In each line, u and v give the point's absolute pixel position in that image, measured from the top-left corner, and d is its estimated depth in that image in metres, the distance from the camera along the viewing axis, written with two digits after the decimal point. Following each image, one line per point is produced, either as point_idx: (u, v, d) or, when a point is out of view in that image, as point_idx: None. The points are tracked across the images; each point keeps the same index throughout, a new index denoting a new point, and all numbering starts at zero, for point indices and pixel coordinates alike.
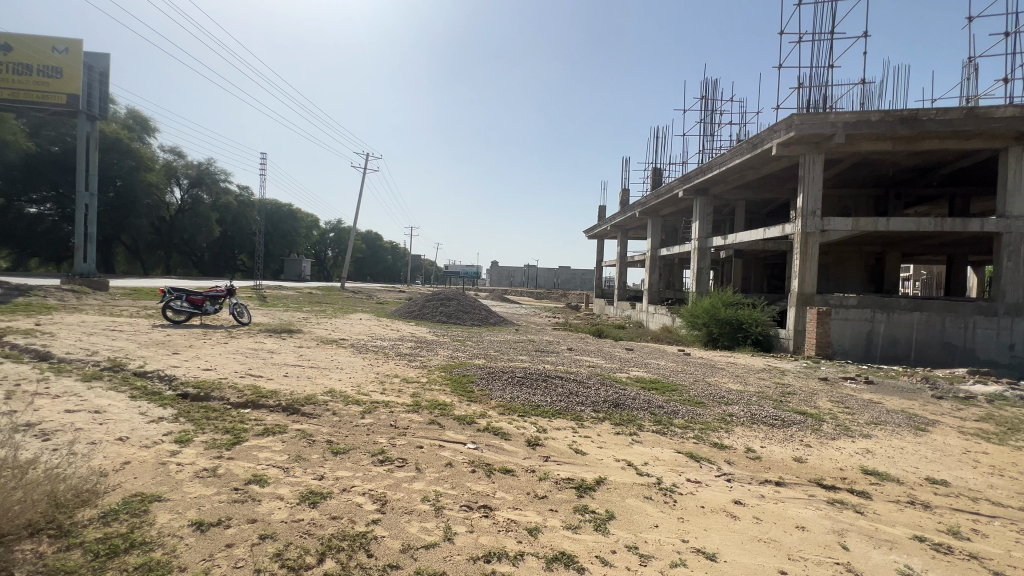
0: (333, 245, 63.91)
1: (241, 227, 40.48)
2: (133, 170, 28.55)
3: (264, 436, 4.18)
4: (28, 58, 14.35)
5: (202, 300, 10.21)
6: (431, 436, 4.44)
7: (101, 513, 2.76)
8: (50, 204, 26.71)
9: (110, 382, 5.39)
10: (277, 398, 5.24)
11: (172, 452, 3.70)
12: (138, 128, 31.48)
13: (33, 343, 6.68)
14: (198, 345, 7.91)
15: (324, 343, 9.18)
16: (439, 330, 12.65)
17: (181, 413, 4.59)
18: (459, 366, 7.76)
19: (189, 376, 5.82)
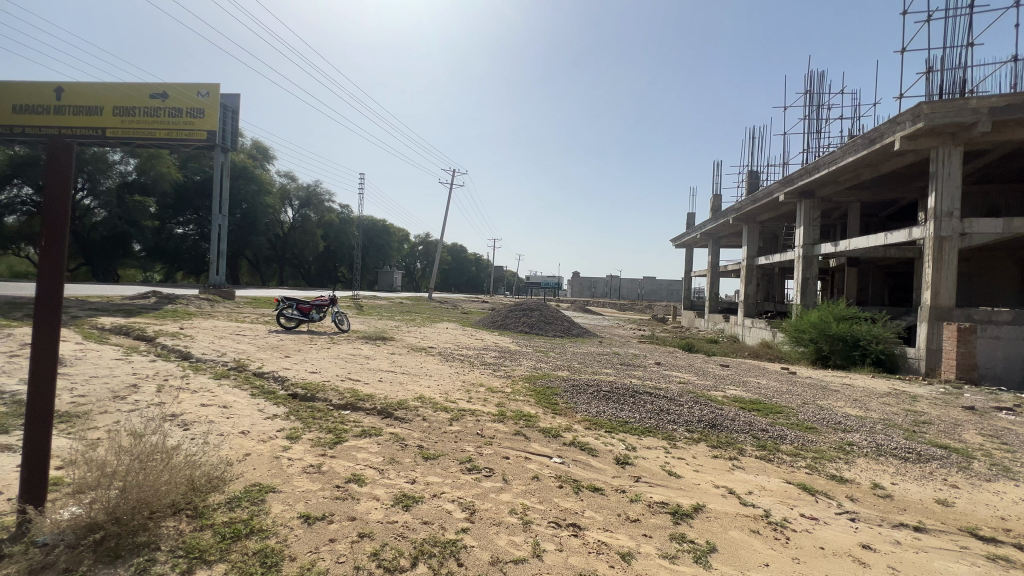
0: (422, 257, 67.58)
1: (342, 242, 44.18)
2: (256, 194, 32.67)
3: (362, 438, 4.44)
4: (178, 102, 16.89)
5: (309, 308, 11.23)
6: (517, 447, 4.42)
7: (227, 499, 3.08)
8: (192, 225, 31.24)
9: (235, 380, 6.08)
10: (373, 402, 5.56)
11: (284, 447, 4.05)
12: (260, 157, 35.94)
13: (178, 344, 7.75)
14: (305, 350, 8.69)
15: (414, 350, 9.62)
16: (522, 340, 12.72)
17: (292, 412, 5.04)
18: (543, 378, 7.69)
19: (299, 378, 6.38)
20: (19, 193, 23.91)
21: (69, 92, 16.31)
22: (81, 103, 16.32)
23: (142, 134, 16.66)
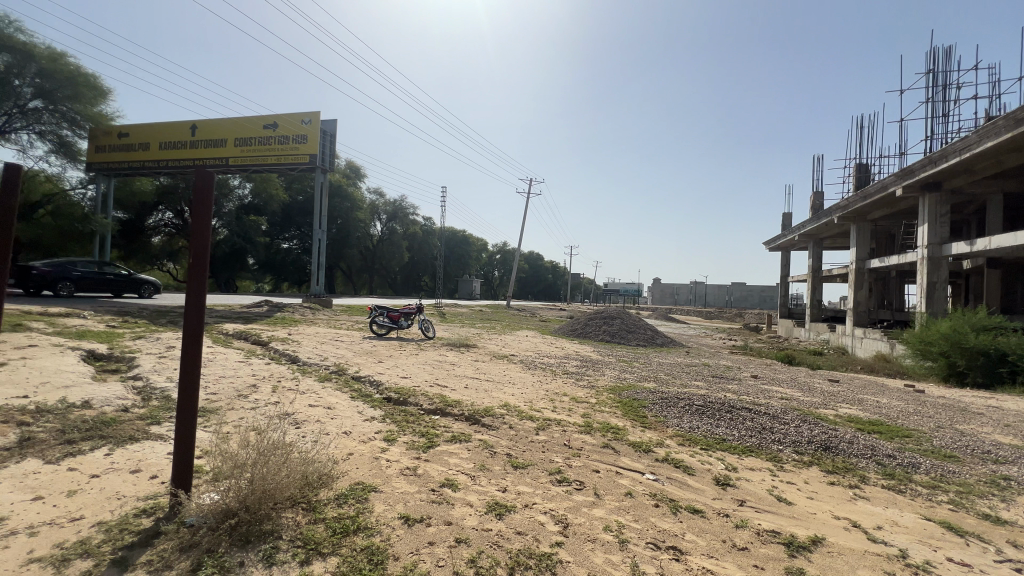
0: (500, 266, 68.87)
1: (425, 252, 46.38)
2: (349, 210, 35.42)
3: (453, 443, 4.57)
4: (285, 129, 18.64)
5: (398, 316, 11.88)
6: (607, 460, 4.28)
7: (336, 495, 3.31)
8: (296, 240, 34.55)
9: (336, 383, 6.55)
10: (460, 408, 5.72)
11: (383, 448, 4.28)
12: (353, 176, 38.97)
13: (288, 349, 8.54)
14: (396, 355, 9.18)
15: (496, 358, 9.76)
16: (604, 349, 12.42)
17: (387, 415, 5.31)
18: (628, 389, 7.41)
19: (392, 383, 6.74)
20: (163, 217, 27.97)
21: (200, 128, 19.27)
22: (209, 136, 19.15)
23: (256, 161, 18.73)
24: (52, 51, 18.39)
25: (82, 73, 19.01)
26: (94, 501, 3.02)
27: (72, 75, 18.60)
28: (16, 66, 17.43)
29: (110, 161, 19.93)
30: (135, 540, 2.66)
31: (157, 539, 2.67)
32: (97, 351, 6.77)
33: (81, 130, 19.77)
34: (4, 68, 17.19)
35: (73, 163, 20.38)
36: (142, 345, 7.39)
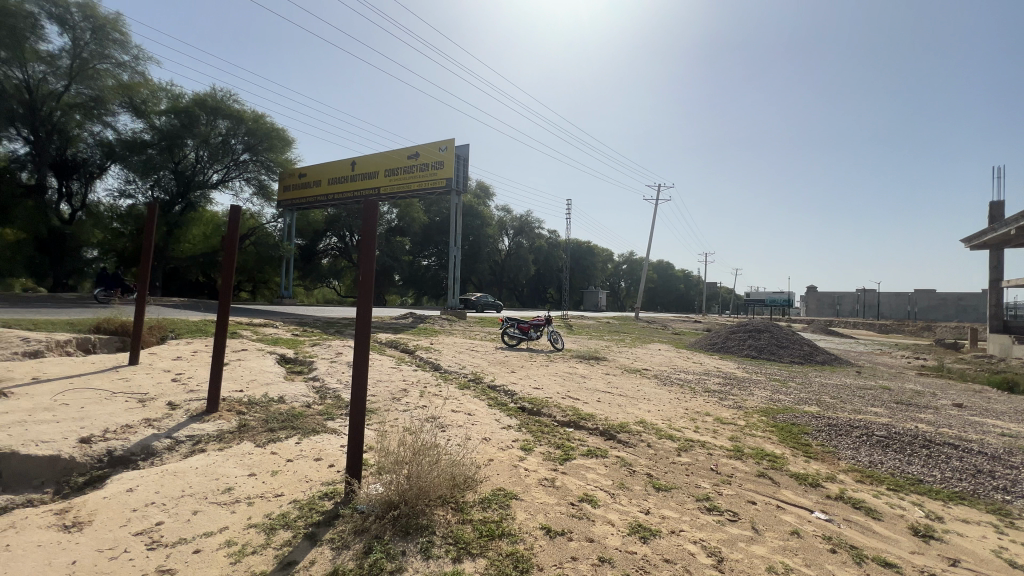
0: (626, 277, 66.90)
1: (551, 264, 47.07)
2: (480, 227, 37.71)
3: (589, 457, 4.50)
4: (426, 158, 20.45)
5: (528, 327, 12.21)
6: (764, 491, 3.82)
7: (480, 499, 3.47)
8: (434, 257, 37.85)
9: (474, 391, 6.93)
10: (594, 422, 5.62)
11: (520, 457, 4.39)
12: (483, 195, 41.43)
13: (431, 357, 9.30)
14: (527, 366, 9.39)
15: (628, 372, 9.40)
16: (750, 366, 11.19)
17: (523, 424, 5.45)
18: (785, 412, 6.54)
19: (525, 393, 6.90)
20: (330, 242, 32.87)
21: (359, 164, 22.29)
22: (366, 170, 22.05)
23: (404, 188, 20.93)
24: (256, 114, 23.01)
25: (275, 129, 23.49)
26: (291, 482, 3.62)
27: (269, 131, 23.11)
28: (232, 130, 22.18)
29: (293, 198, 24.16)
30: (321, 518, 3.10)
31: (336, 520, 3.07)
32: (287, 355, 8.16)
33: (273, 175, 24.44)
34: (225, 132, 21.99)
35: (268, 203, 25.23)
36: (318, 351, 8.71)
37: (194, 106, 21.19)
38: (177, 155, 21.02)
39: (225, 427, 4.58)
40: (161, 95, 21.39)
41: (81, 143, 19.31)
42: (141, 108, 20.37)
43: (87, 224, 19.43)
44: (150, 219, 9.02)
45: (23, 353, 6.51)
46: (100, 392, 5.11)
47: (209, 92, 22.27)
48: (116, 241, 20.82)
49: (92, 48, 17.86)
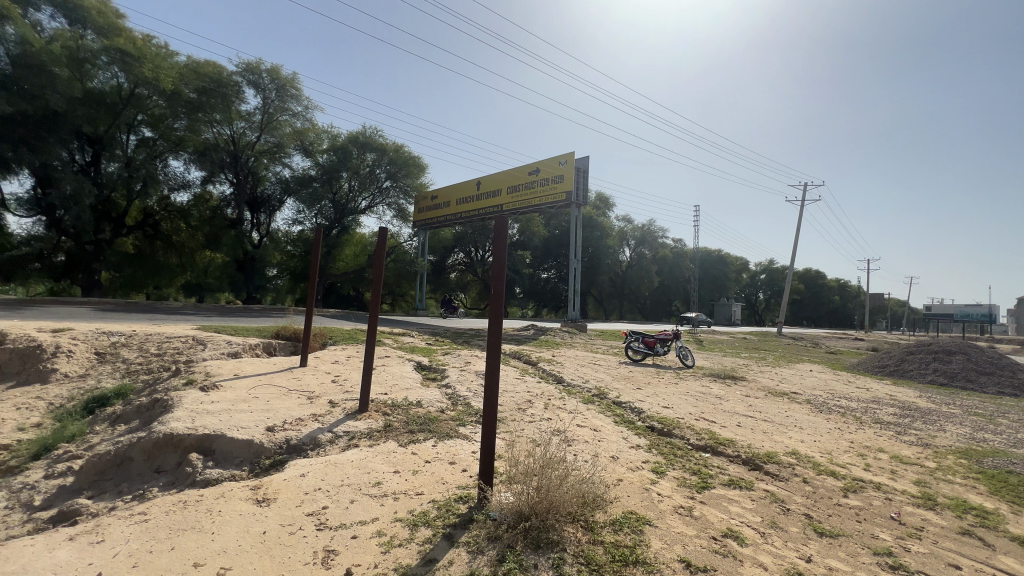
0: (765, 288, 60.21)
1: (676, 275, 44.42)
2: (599, 239, 37.25)
3: (731, 488, 4.07)
4: (546, 172, 20.76)
5: (654, 342, 11.64)
6: (971, 555, 3.06)
7: (610, 520, 3.34)
8: (553, 270, 38.24)
9: (599, 406, 6.76)
10: (735, 448, 5.08)
11: (652, 480, 4.14)
12: (602, 207, 40.89)
13: (554, 370, 9.33)
14: (654, 383, 8.88)
15: (773, 395, 8.35)
16: (938, 396, 9.16)
17: (653, 445, 5.14)
18: (994, 457, 5.20)
19: (654, 412, 6.53)
20: (457, 257, 35.18)
21: (483, 183, 23.58)
22: (490, 189, 23.24)
23: (525, 204, 21.57)
24: (396, 145, 25.85)
25: (411, 157, 26.13)
26: (429, 482, 3.88)
27: (407, 159, 25.83)
28: (377, 160, 25.15)
29: (427, 218, 26.40)
30: (457, 521, 3.25)
31: (471, 524, 3.20)
32: (423, 362, 8.85)
33: (410, 199, 27.10)
34: (371, 163, 25.04)
35: (405, 224, 28.03)
36: (449, 359, 9.32)
37: (348, 143, 24.47)
38: (335, 187, 24.55)
39: (374, 426, 5.10)
40: (324, 136, 25.11)
41: (267, 182, 23.54)
42: (309, 149, 24.25)
43: (269, 247, 23.46)
44: (316, 242, 10.58)
45: (227, 353, 8.06)
46: (280, 388, 6.07)
47: (360, 131, 25.60)
48: (290, 261, 25.57)
49: (276, 103, 21.68)
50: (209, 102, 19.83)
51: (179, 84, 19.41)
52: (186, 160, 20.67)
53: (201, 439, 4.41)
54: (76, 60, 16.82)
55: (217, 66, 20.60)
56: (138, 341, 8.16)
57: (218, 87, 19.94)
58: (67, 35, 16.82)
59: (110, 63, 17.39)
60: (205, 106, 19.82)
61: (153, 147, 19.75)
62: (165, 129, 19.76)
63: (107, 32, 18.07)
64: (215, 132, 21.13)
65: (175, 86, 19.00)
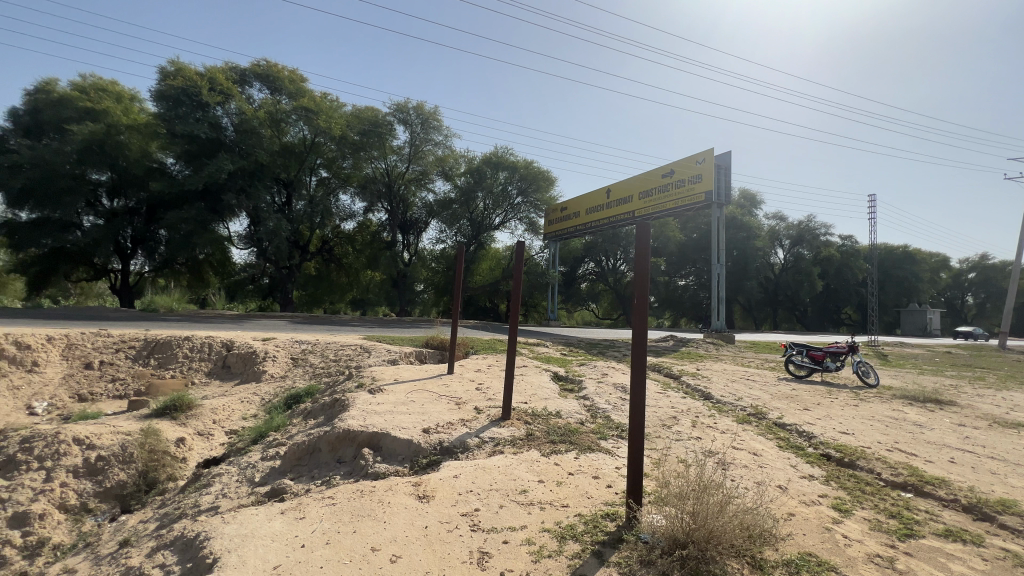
0: (976, 289, 48.21)
1: (845, 277, 38.05)
2: (745, 241, 33.84)
3: (950, 540, 3.27)
4: (682, 173, 19.53)
5: (822, 355, 10.17)
6: None
7: (784, 560, 2.92)
8: (692, 277, 35.40)
9: (757, 428, 6.04)
10: (951, 491, 4.09)
11: (835, 519, 3.52)
12: (747, 204, 37.12)
13: (699, 384, 8.64)
14: (826, 404, 7.64)
15: (1002, 426, 6.55)
16: None
17: (831, 477, 4.41)
18: None
19: (829, 438, 5.61)
20: (588, 267, 34.92)
21: (613, 190, 23.18)
22: (620, 196, 22.72)
23: (659, 208, 20.57)
24: (526, 161, 26.86)
25: (541, 172, 26.96)
26: (573, 495, 3.84)
27: (536, 174, 26.71)
28: (509, 177, 26.41)
29: (557, 230, 26.78)
30: (606, 538, 3.16)
31: (622, 544, 3.08)
32: (560, 373, 8.90)
33: (540, 212, 27.90)
34: (504, 180, 26.34)
35: (536, 237, 28.83)
36: (585, 371, 9.23)
37: (483, 164, 26.07)
38: (472, 206, 26.40)
39: (517, 434, 5.26)
40: (462, 160, 27.09)
41: (415, 207, 26.24)
42: (449, 173, 26.42)
43: (417, 265, 26.16)
44: (458, 258, 11.43)
45: (387, 360, 9.12)
46: (432, 394, 6.63)
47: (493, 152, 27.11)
48: (436, 276, 27.56)
49: (421, 135, 24.17)
50: (368, 142, 22.86)
51: (346, 129, 22.76)
52: (352, 193, 24.34)
53: (371, 435, 5.01)
54: (275, 121, 20.68)
55: (375, 110, 23.65)
56: (321, 348, 9.67)
57: (375, 128, 22.93)
58: (269, 102, 20.80)
59: (298, 119, 21.17)
60: (366, 146, 22.89)
61: (328, 185, 23.64)
62: (337, 169, 23.45)
63: (296, 94, 22.09)
64: (374, 167, 24.23)
65: (343, 132, 22.38)
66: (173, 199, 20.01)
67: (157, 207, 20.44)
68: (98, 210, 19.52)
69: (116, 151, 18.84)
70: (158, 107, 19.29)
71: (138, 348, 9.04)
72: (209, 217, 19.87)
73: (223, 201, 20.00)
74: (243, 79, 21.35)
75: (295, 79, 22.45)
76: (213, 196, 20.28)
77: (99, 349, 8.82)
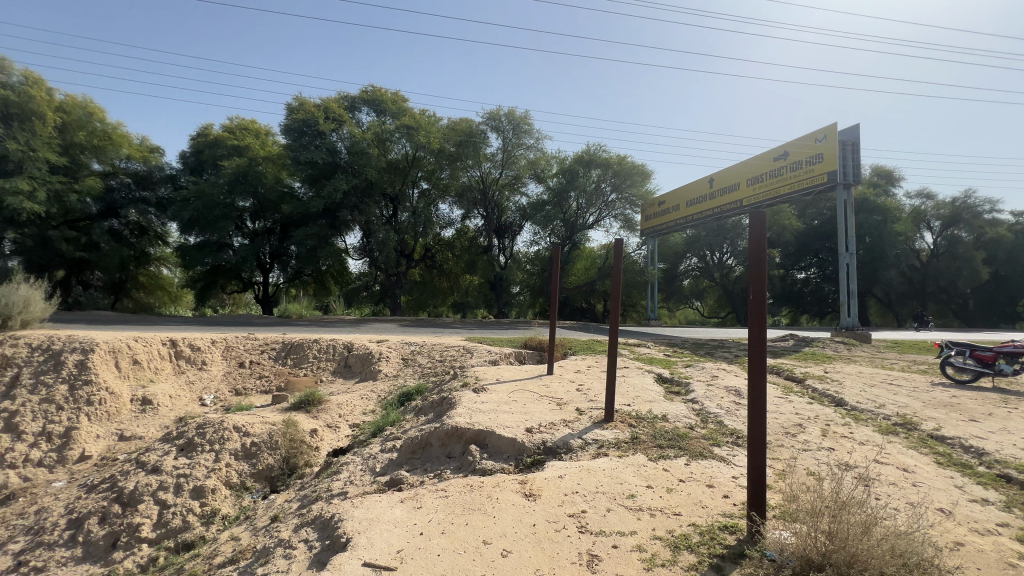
0: None
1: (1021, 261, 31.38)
2: (880, 225, 29.52)
3: None
4: (799, 154, 17.57)
5: (992, 357, 8.49)
6: None
7: None
8: (813, 268, 31.55)
9: (908, 440, 5.21)
10: None
11: (1021, 555, 2.92)
12: (882, 182, 32.32)
13: (829, 388, 7.70)
14: (1001, 415, 6.36)
15: None
16: None
17: (1012, 503, 3.67)
18: None
19: (1007, 456, 4.66)
20: (690, 263, 32.89)
21: (717, 179, 21.62)
22: (725, 185, 21.11)
23: (771, 195, 18.74)
24: (619, 157, 26.16)
25: (635, 166, 26.11)
26: (686, 503, 3.64)
27: (630, 169, 25.93)
28: (602, 174, 25.92)
29: (654, 225, 25.66)
30: (726, 553, 2.97)
31: (743, 560, 2.86)
32: (664, 374, 8.49)
33: (636, 208, 27.01)
34: (597, 178, 25.92)
35: (632, 233, 27.92)
36: (692, 372, 8.71)
37: (575, 164, 25.82)
38: (564, 207, 26.31)
39: (621, 437, 5.12)
40: (553, 162, 27.12)
41: (509, 212, 26.82)
42: (541, 176, 26.62)
43: (512, 267, 26.66)
44: (553, 259, 11.48)
45: (488, 360, 9.45)
46: (533, 394, 6.72)
47: (584, 150, 26.78)
48: (531, 279, 28.08)
49: (513, 141, 24.69)
50: (464, 152, 23.90)
51: (443, 142, 24.05)
52: (450, 202, 25.64)
53: (477, 433, 5.22)
54: (381, 140, 22.66)
55: (468, 121, 24.64)
56: (427, 349, 10.31)
57: (470, 137, 23.89)
58: (375, 124, 22.83)
59: (401, 137, 22.88)
60: (461, 156, 23.97)
61: (429, 197, 25.10)
62: (436, 180, 24.84)
63: (398, 114, 23.90)
64: (470, 175, 25.26)
65: (440, 145, 23.71)
66: (301, 219, 22.71)
67: (288, 226, 23.33)
68: (244, 231, 22.88)
69: (256, 181, 21.76)
70: (287, 139, 22.10)
71: (278, 349, 10.38)
72: (329, 232, 22.28)
73: (341, 218, 22.30)
74: (353, 106, 23.57)
75: (397, 101, 24.30)
76: (332, 214, 22.66)
77: (250, 349, 10.29)
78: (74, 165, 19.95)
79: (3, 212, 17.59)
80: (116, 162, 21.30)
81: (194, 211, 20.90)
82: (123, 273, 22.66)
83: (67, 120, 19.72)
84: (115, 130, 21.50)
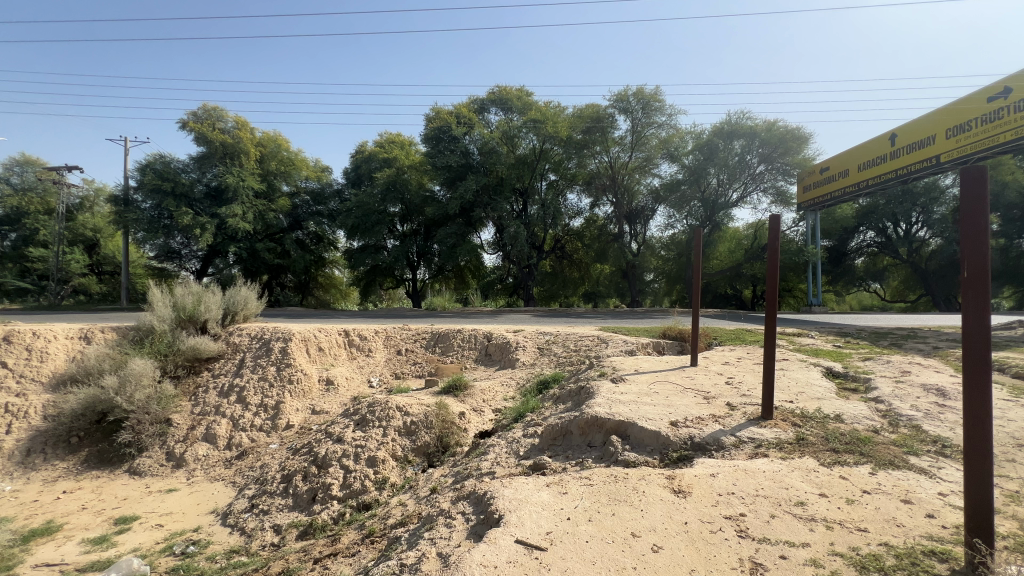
0: None
1: None
2: None
3: None
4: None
5: None
6: None
7: None
8: None
9: None
10: None
11: None
12: None
13: None
14: None
15: None
16: None
17: None
18: None
19: None
20: (865, 238, 27.79)
21: (901, 135, 17.86)
22: (911, 141, 17.36)
23: (984, 146, 14.88)
24: (767, 123, 23.29)
25: (787, 131, 23.00)
26: (875, 519, 3.10)
27: (782, 135, 22.91)
28: (746, 145, 23.35)
29: (814, 197, 22.28)
30: None
31: None
32: (835, 369, 7.33)
33: (790, 179, 23.76)
34: (740, 150, 23.42)
35: (785, 208, 24.63)
36: (873, 366, 7.38)
37: (713, 137, 23.61)
38: (702, 185, 24.34)
39: (783, 437, 4.57)
40: (688, 137, 25.09)
41: (641, 195, 25.69)
42: (675, 154, 24.67)
43: (646, 254, 25.53)
44: (693, 243, 10.67)
45: (625, 350, 9.21)
46: (676, 386, 6.35)
47: (724, 120, 24.31)
48: (666, 265, 26.65)
49: (643, 121, 23.50)
50: (590, 138, 23.59)
51: (570, 131, 24.00)
52: (578, 191, 25.50)
53: (619, 424, 5.13)
54: (509, 136, 23.56)
55: (595, 106, 24.04)
56: (562, 339, 10.44)
57: (597, 123, 23.38)
58: (504, 122, 23.68)
59: (528, 131, 23.42)
60: (589, 142, 23.66)
61: (557, 187, 25.22)
62: (564, 170, 24.80)
63: (524, 109, 24.40)
64: (598, 161, 24.76)
65: (568, 134, 23.66)
66: (441, 219, 24.70)
67: (431, 226, 25.54)
68: (395, 234, 25.81)
69: (404, 188, 24.35)
70: (427, 147, 24.23)
71: (429, 339, 11.50)
72: (466, 230, 23.91)
73: (475, 216, 23.77)
74: (483, 107, 24.80)
75: (522, 96, 24.79)
76: (467, 213, 24.27)
77: (405, 339, 11.57)
78: (270, 189, 24.48)
79: (227, 231, 22.46)
80: (299, 183, 25.67)
81: (356, 219, 24.13)
82: (307, 274, 27.23)
83: (263, 153, 24.36)
84: (296, 156, 25.89)
